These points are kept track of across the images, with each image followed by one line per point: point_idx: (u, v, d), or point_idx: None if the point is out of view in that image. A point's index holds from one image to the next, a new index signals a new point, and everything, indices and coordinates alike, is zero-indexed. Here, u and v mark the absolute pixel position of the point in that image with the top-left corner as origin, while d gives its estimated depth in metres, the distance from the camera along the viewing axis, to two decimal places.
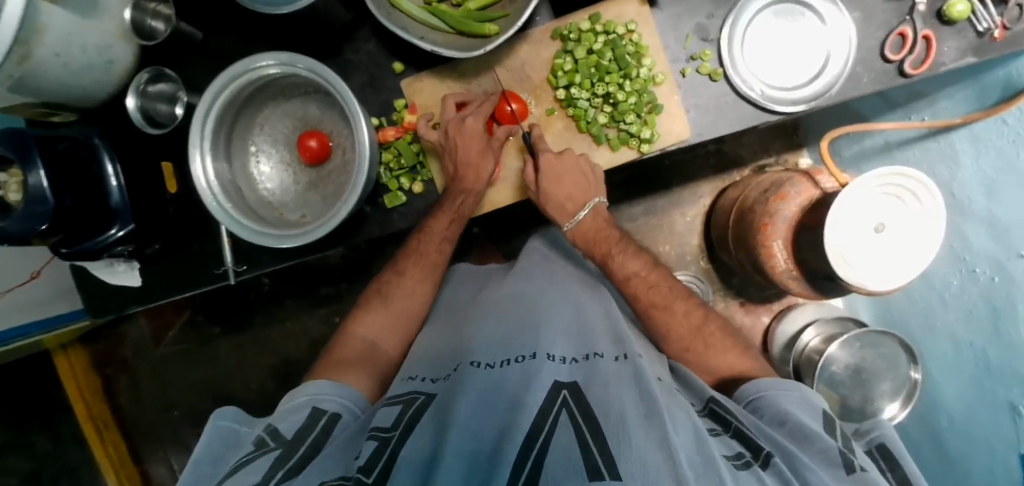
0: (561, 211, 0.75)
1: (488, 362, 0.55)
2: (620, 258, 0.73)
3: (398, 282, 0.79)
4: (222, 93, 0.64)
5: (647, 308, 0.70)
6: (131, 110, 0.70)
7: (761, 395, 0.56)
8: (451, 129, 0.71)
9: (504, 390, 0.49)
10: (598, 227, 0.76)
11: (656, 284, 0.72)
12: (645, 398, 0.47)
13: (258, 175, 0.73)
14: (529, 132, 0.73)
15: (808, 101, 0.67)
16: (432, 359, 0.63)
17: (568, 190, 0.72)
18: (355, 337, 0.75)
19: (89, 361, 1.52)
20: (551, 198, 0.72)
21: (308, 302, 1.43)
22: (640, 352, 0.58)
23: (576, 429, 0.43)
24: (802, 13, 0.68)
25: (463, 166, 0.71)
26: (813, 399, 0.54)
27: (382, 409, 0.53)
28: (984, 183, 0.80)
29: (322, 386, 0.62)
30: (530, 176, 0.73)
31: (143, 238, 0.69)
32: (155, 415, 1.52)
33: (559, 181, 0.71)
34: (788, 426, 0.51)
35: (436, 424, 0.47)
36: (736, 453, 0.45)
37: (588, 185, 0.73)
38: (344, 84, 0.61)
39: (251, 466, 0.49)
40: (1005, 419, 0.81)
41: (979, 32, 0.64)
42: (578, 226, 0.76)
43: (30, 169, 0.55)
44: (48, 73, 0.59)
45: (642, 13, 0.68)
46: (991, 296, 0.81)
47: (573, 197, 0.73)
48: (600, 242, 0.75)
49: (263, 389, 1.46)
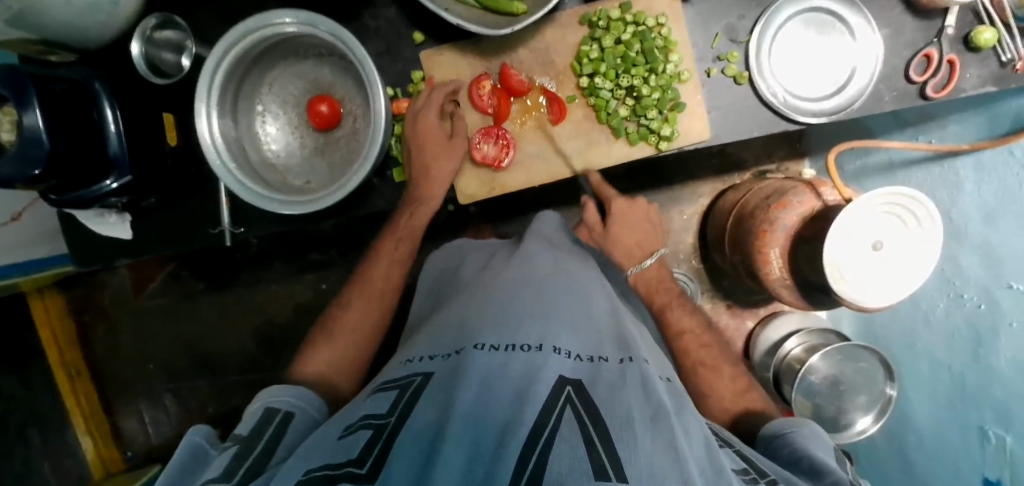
0: (628, 256, 0.86)
1: (492, 344, 0.55)
2: (679, 311, 0.80)
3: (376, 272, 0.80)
4: (234, 47, 0.62)
5: (694, 365, 0.73)
6: (136, 56, 0.67)
7: (780, 436, 0.56)
8: (411, 127, 0.70)
9: (506, 380, 0.48)
10: (660, 277, 0.86)
11: (709, 345, 0.76)
12: (652, 402, 0.48)
13: (263, 135, 0.71)
14: (586, 176, 0.74)
15: (829, 114, 0.67)
16: (432, 341, 0.62)
17: (636, 238, 0.86)
18: (312, 366, 0.69)
19: (65, 308, 1.48)
20: (619, 241, 0.85)
21: (295, 268, 1.41)
22: (645, 356, 0.58)
23: (583, 429, 0.41)
24: (833, 24, 0.67)
25: (426, 165, 0.70)
26: (825, 436, 0.55)
27: (376, 395, 0.53)
28: (983, 211, 0.81)
29: (279, 389, 0.60)
30: (594, 219, 0.87)
31: (137, 191, 0.67)
32: (130, 367, 1.49)
33: (627, 227, 0.86)
34: (802, 463, 0.50)
35: (437, 403, 0.47)
36: (743, 467, 0.46)
37: (651, 235, 0.88)
38: (364, 50, 0.59)
39: (209, 468, 0.47)
40: (973, 439, 0.85)
41: (1002, 62, 0.65)
42: (640, 273, 0.85)
43: (25, 110, 0.53)
44: (49, 7, 0.56)
45: (673, 7, 0.67)
46: (976, 321, 0.83)
47: (638, 244, 0.86)
48: (661, 293, 0.84)
49: (243, 350, 1.44)
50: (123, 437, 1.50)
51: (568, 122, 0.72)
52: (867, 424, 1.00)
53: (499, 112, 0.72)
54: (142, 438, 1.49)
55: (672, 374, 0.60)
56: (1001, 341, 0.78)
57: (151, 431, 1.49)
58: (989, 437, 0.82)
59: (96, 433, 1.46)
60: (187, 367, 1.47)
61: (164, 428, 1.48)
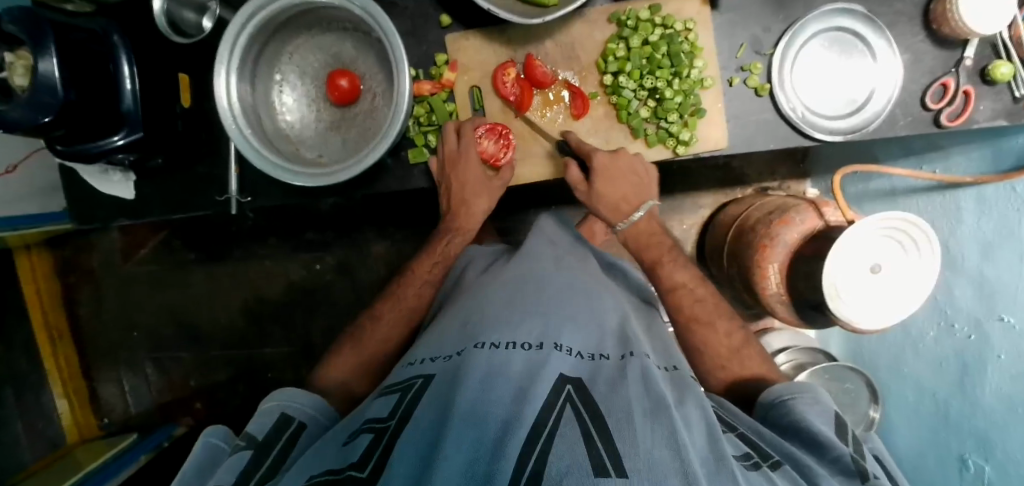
0: (614, 210, 0.75)
1: (493, 342, 0.54)
2: (669, 267, 0.74)
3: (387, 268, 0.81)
4: (261, 13, 0.61)
5: (687, 321, 0.71)
6: (156, 11, 0.65)
7: (779, 403, 0.57)
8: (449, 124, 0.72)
9: (508, 377, 0.47)
10: (651, 230, 0.77)
11: (702, 299, 0.72)
12: (652, 396, 0.47)
13: (279, 105, 0.70)
14: (565, 139, 0.72)
15: (844, 133, 0.67)
16: (438, 343, 0.61)
17: (621, 190, 0.72)
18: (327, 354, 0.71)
19: (51, 267, 1.45)
20: (603, 199, 0.73)
21: (290, 246, 1.39)
22: (646, 352, 0.57)
23: (582, 425, 0.41)
24: (856, 45, 0.68)
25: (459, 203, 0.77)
26: (825, 401, 0.56)
27: (379, 399, 0.53)
28: (981, 244, 0.82)
29: (294, 394, 0.61)
30: (578, 176, 0.72)
31: (145, 150, 0.65)
32: (113, 334, 1.47)
33: (611, 179, 0.70)
34: (803, 435, 0.51)
35: (438, 401, 0.47)
36: (745, 453, 0.46)
37: (642, 183, 0.72)
38: (392, 25, 0.58)
39: (224, 469, 0.48)
40: (953, 467, 0.87)
41: (1016, 96, 0.66)
42: (631, 225, 0.76)
43: (39, 54, 0.52)
44: None
45: (702, 13, 0.67)
46: (963, 352, 0.85)
47: (627, 198, 0.73)
48: (651, 247, 0.76)
49: (230, 324, 1.43)
50: (100, 403, 1.47)
51: (591, 117, 0.72)
52: None
53: (521, 102, 0.71)
54: (120, 406, 1.47)
55: (678, 361, 0.61)
56: (988, 372, 0.79)
57: (129, 400, 1.46)
58: (968, 466, 0.84)
59: (73, 397, 1.43)
60: (171, 337, 1.44)
61: (143, 398, 1.46)
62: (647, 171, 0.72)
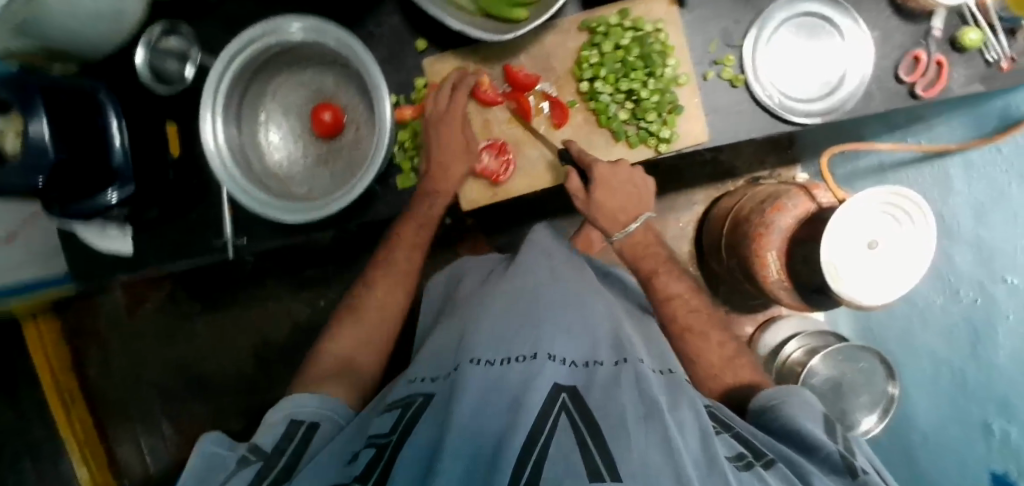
0: (611, 220, 0.73)
1: (487, 359, 0.53)
2: (666, 278, 0.73)
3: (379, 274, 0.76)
4: (241, 54, 0.62)
5: (681, 332, 0.69)
6: (137, 63, 0.68)
7: (768, 407, 0.56)
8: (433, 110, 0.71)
9: (504, 391, 0.47)
10: (647, 243, 0.74)
11: (697, 310, 0.71)
12: (647, 400, 0.47)
13: (266, 145, 0.71)
14: (567, 148, 0.71)
15: (822, 114, 0.68)
16: (433, 356, 0.62)
17: (618, 202, 0.71)
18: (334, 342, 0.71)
19: (59, 332, 1.45)
20: (599, 208, 0.71)
21: (292, 284, 1.40)
22: (641, 356, 0.57)
23: (577, 433, 0.41)
24: (824, 27, 0.69)
25: (438, 167, 0.71)
26: (813, 402, 0.55)
27: (382, 415, 0.52)
28: (974, 209, 0.82)
29: (302, 398, 0.59)
30: (576, 185, 0.71)
31: (139, 202, 0.67)
32: (126, 391, 1.47)
33: (609, 191, 0.70)
34: (793, 437, 0.50)
35: (437, 416, 0.47)
36: (737, 453, 0.46)
37: (637, 195, 0.71)
38: (370, 57, 0.60)
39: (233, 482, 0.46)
40: (976, 437, 0.85)
41: (988, 62, 0.67)
42: (627, 238, 0.74)
43: (31, 116, 0.53)
44: (55, 16, 0.57)
45: (671, 12, 0.69)
46: (972, 316, 0.84)
47: (624, 207, 0.72)
48: (648, 258, 0.74)
49: (240, 369, 1.43)
50: (119, 465, 1.46)
51: (570, 126, 0.73)
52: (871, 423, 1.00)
53: (522, 108, 0.72)
54: (138, 465, 1.46)
55: (674, 365, 0.61)
56: (1000, 335, 0.78)
57: (147, 458, 1.46)
58: (993, 432, 0.81)
59: (91, 461, 1.43)
60: (183, 390, 1.44)
61: (161, 454, 1.45)
62: (645, 184, 0.72)
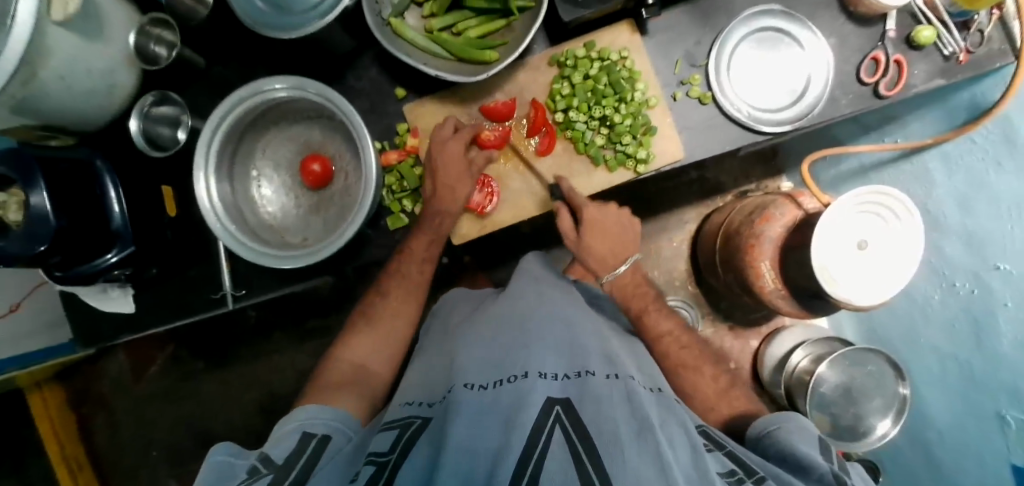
0: (601, 263, 0.77)
1: (480, 383, 0.53)
2: (655, 317, 0.75)
3: (383, 305, 0.77)
4: (230, 116, 0.65)
5: (675, 367, 0.71)
6: (132, 132, 0.70)
7: (766, 434, 0.56)
8: (434, 152, 0.72)
9: (497, 412, 0.47)
10: (636, 282, 0.78)
11: (688, 346, 0.73)
12: (637, 417, 0.47)
13: (259, 198, 0.73)
14: (559, 184, 0.75)
15: (792, 122, 0.71)
16: (424, 384, 0.62)
17: (606, 244, 0.76)
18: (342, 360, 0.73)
19: (65, 400, 1.45)
20: (589, 250, 0.76)
21: (295, 335, 1.40)
22: (630, 372, 0.59)
23: (571, 448, 0.42)
24: (782, 40, 0.73)
25: (442, 187, 0.72)
26: (809, 427, 0.55)
27: (380, 434, 0.52)
28: (958, 199, 0.83)
29: (316, 411, 0.60)
30: (567, 225, 0.75)
31: (139, 262, 0.69)
32: (133, 457, 1.45)
33: (596, 234, 0.75)
34: (789, 459, 0.50)
35: (432, 440, 0.47)
36: (728, 470, 0.46)
37: (624, 238, 0.77)
38: (351, 107, 0.63)
39: None
40: (992, 428, 0.83)
41: (945, 55, 0.70)
42: (616, 280, 0.78)
43: (32, 189, 0.56)
44: (52, 95, 0.60)
45: (634, 40, 0.72)
46: (972, 308, 0.84)
47: (613, 250, 0.77)
48: (637, 298, 0.77)
49: (247, 425, 1.41)
50: None
51: (553, 155, 0.76)
52: (886, 426, 0.97)
53: (534, 121, 0.75)
54: None
55: (664, 385, 0.62)
56: (1001, 323, 0.77)
57: None
58: (1008, 423, 0.79)
59: None
60: (190, 450, 1.42)
61: None
62: (630, 226, 0.79)
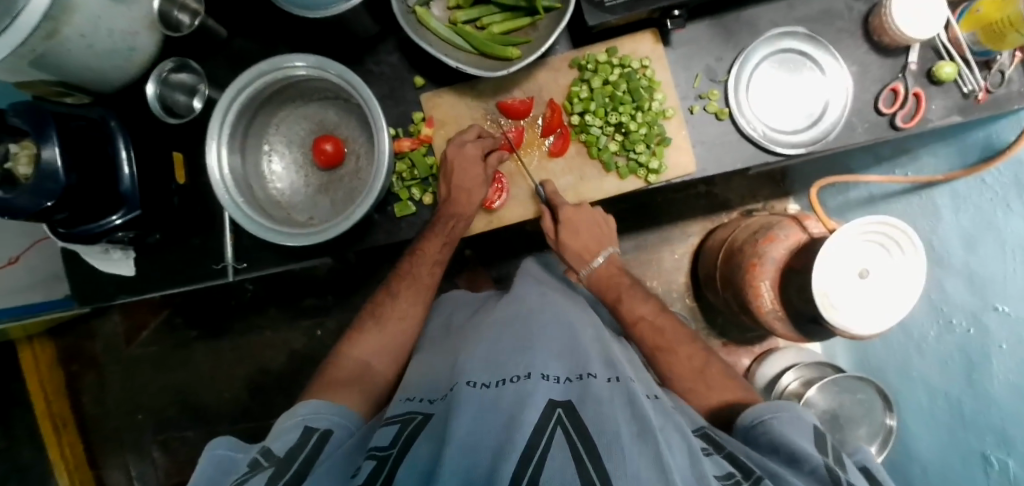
0: (578, 260, 0.80)
1: (484, 382, 0.54)
2: (630, 303, 0.75)
3: (393, 303, 0.78)
4: (247, 88, 0.66)
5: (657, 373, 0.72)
6: (150, 96, 0.70)
7: (757, 423, 0.56)
8: (450, 153, 0.73)
9: (499, 410, 0.48)
10: (611, 274, 0.79)
11: None
12: (638, 417, 0.47)
13: (269, 174, 0.73)
14: (542, 186, 0.75)
15: (806, 145, 0.71)
16: (429, 382, 0.62)
17: (583, 240, 0.77)
18: (349, 358, 0.73)
19: (56, 356, 1.45)
20: (567, 247, 0.78)
21: (290, 312, 1.40)
22: (631, 376, 0.59)
23: (572, 447, 0.42)
24: (804, 63, 0.73)
25: (458, 190, 0.72)
26: (803, 417, 0.55)
27: (381, 429, 0.52)
28: (964, 237, 0.84)
29: (319, 406, 0.60)
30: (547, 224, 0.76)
31: (144, 226, 0.69)
32: (118, 418, 1.45)
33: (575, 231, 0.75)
34: (781, 452, 0.50)
35: (434, 437, 0.47)
36: (726, 472, 0.46)
37: (601, 233, 0.79)
38: (369, 91, 0.63)
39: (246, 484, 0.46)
40: (976, 464, 0.83)
41: (964, 93, 0.70)
42: (592, 273, 0.80)
43: (44, 143, 0.56)
44: (72, 52, 0.60)
45: (656, 50, 0.72)
46: (966, 345, 0.84)
47: (587, 248, 0.78)
48: (612, 288, 0.78)
49: (235, 398, 1.41)
50: None
51: (565, 157, 0.76)
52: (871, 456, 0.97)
53: (551, 122, 0.75)
54: None
55: (659, 391, 0.62)
56: (993, 363, 0.78)
57: None
58: (991, 464, 0.79)
59: None
60: (176, 417, 1.43)
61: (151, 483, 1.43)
62: (606, 223, 0.80)
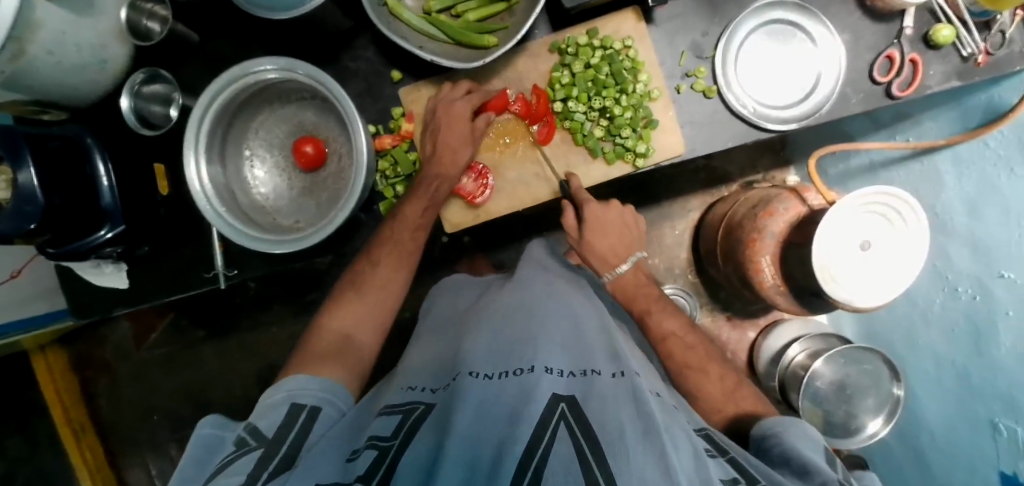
0: (603, 263, 0.78)
1: (486, 372, 0.54)
2: (641, 304, 0.76)
3: (355, 290, 0.72)
4: (220, 95, 0.64)
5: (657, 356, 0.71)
6: (125, 111, 0.70)
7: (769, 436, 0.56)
8: (439, 109, 0.71)
9: (502, 401, 0.48)
10: (638, 282, 0.78)
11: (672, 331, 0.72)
12: (643, 417, 0.47)
13: (252, 179, 0.73)
14: (568, 181, 0.74)
15: (799, 120, 0.69)
16: (425, 371, 0.63)
17: (610, 242, 0.77)
18: (329, 329, 0.70)
19: (68, 364, 1.48)
20: (594, 250, 0.77)
21: (294, 308, 1.41)
22: (637, 371, 0.58)
23: (575, 442, 0.42)
24: (794, 34, 0.70)
25: (444, 148, 0.71)
26: (815, 436, 0.55)
27: (380, 418, 0.52)
28: (967, 203, 0.81)
29: (303, 380, 0.60)
30: (572, 222, 0.77)
31: (131, 240, 0.69)
32: (133, 420, 1.48)
33: (603, 233, 0.76)
34: (794, 463, 0.50)
35: (436, 426, 0.47)
36: (731, 477, 0.46)
37: (630, 236, 0.79)
38: (342, 90, 0.61)
39: (233, 466, 0.48)
40: (985, 435, 0.82)
41: (963, 56, 0.67)
42: (618, 279, 0.78)
43: (20, 167, 0.56)
44: (42, 70, 0.59)
45: (638, 29, 0.70)
46: (973, 313, 0.83)
47: (614, 250, 0.78)
48: (637, 299, 0.77)
49: (246, 395, 1.44)
50: None
51: (549, 146, 0.74)
52: (876, 426, 0.97)
53: (534, 111, 0.72)
54: None
55: (663, 388, 0.62)
56: (1001, 335, 0.76)
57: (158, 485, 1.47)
58: (1001, 430, 0.78)
59: None
60: (190, 417, 1.46)
61: None
62: (634, 223, 0.81)
